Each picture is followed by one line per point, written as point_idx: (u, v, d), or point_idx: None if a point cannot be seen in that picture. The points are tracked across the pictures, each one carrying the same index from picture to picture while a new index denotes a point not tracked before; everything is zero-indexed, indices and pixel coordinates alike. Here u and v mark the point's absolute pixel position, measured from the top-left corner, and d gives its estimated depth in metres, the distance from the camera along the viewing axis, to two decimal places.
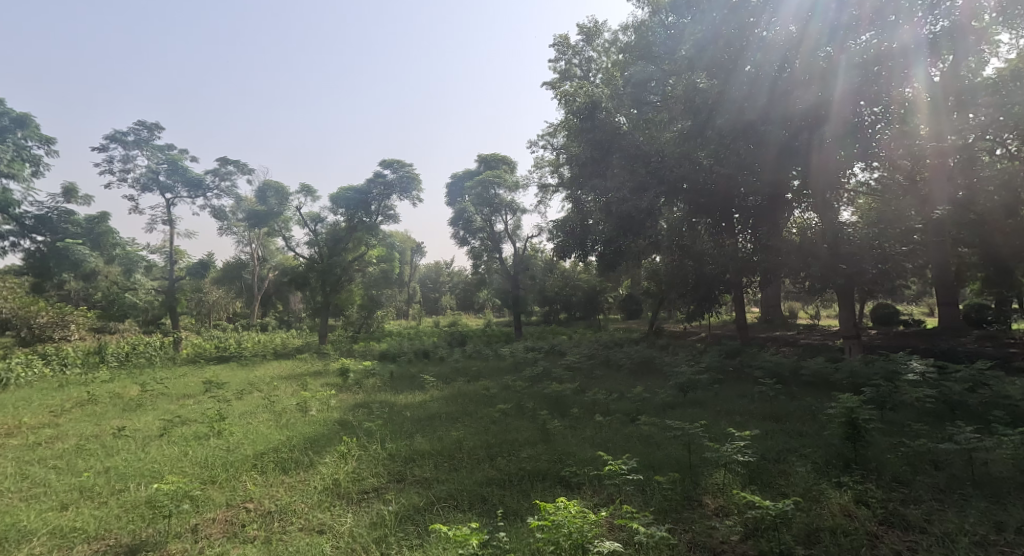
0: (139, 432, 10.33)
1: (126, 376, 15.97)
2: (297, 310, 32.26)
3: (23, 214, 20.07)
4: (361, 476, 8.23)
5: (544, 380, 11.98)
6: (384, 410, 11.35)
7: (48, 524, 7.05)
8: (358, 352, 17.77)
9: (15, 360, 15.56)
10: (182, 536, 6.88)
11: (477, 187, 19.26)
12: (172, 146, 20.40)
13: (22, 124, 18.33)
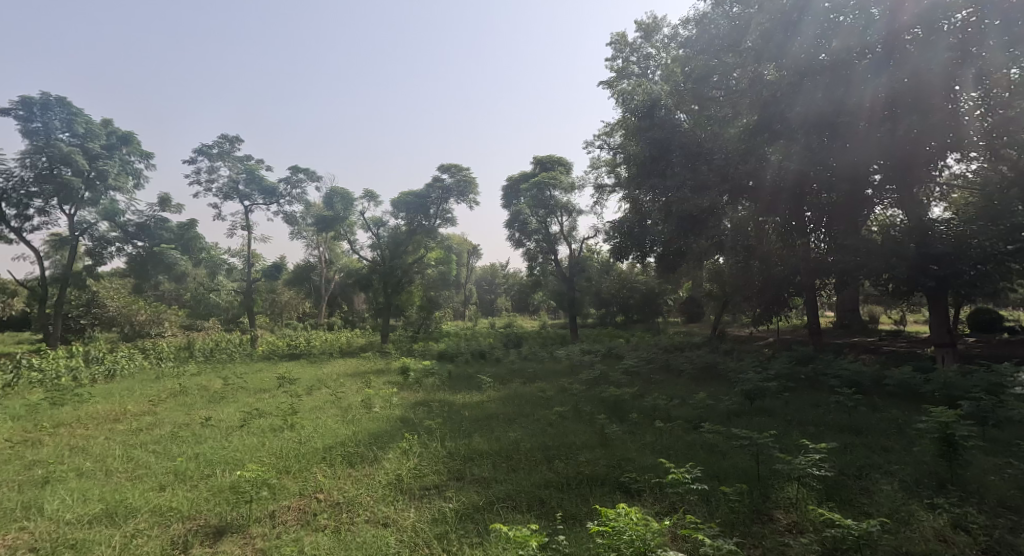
0: (224, 422, 10.89)
1: (211, 370, 16.92)
2: (360, 311, 33.25)
3: (127, 223, 21.51)
4: (422, 472, 8.35)
5: (602, 383, 11.81)
6: (443, 409, 11.46)
7: (149, 503, 7.53)
8: (417, 351, 18.06)
9: (115, 354, 16.80)
10: (261, 521, 7.22)
11: (533, 189, 19.26)
12: (250, 156, 21.47)
13: (126, 141, 19.52)
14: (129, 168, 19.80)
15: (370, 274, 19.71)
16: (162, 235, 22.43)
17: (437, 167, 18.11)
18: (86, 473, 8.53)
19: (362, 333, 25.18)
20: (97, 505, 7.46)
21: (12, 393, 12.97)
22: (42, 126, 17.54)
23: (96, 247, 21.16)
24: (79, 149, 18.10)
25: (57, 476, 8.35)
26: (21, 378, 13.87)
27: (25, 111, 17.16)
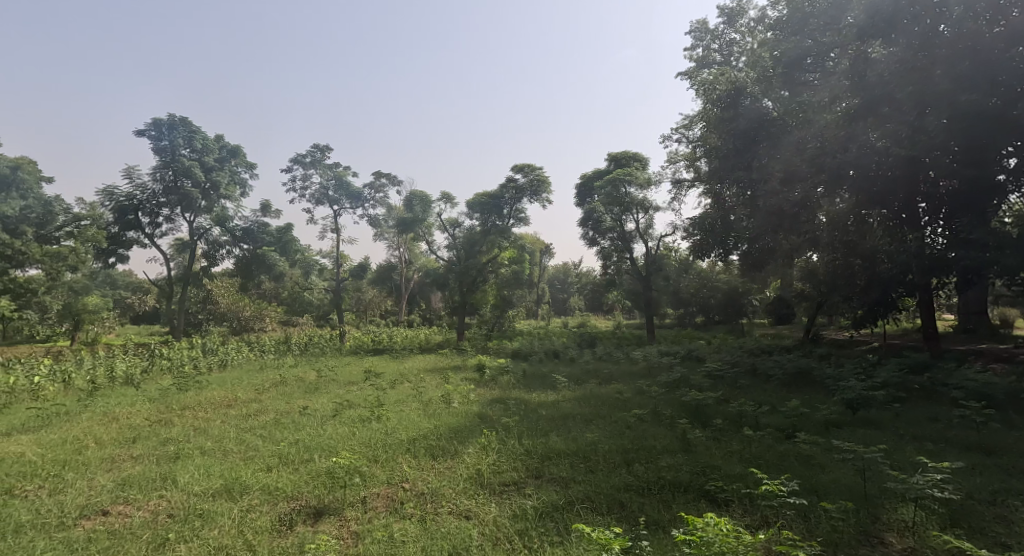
0: (317, 411, 11.43)
1: (306, 362, 17.87)
2: (436, 309, 33.99)
3: (235, 228, 23.24)
4: (501, 468, 8.44)
5: (684, 386, 11.40)
6: (520, 407, 11.46)
7: (260, 482, 8.05)
8: (492, 349, 18.19)
9: (223, 347, 18.09)
10: (354, 505, 7.53)
11: (607, 187, 18.95)
12: (339, 163, 22.51)
13: (235, 154, 22.39)
14: (235, 178, 22.61)
15: (446, 273, 20.15)
16: (263, 238, 24.13)
17: (513, 167, 18.18)
18: (207, 452, 9.22)
19: (438, 330, 25.70)
20: (216, 481, 8.06)
21: (142, 378, 14.27)
22: (170, 145, 20.25)
23: (211, 250, 23.26)
24: (197, 163, 20.85)
25: (186, 452, 9.10)
26: (149, 365, 15.25)
27: (157, 132, 19.95)
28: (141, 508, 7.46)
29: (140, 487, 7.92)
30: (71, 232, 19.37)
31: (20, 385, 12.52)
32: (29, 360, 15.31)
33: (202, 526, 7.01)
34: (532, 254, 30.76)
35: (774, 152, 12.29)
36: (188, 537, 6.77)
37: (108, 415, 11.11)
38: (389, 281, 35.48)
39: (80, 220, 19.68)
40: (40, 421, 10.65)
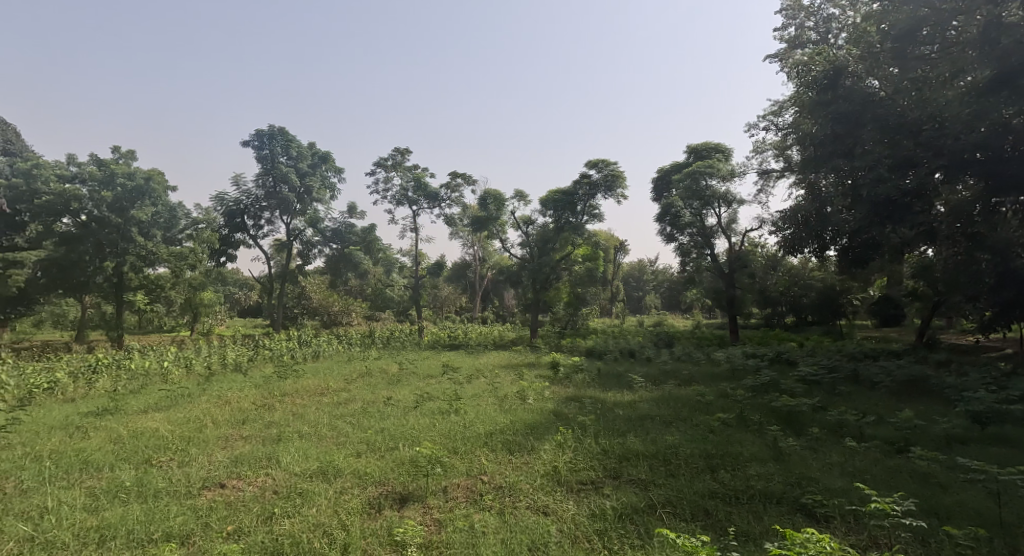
0: (400, 402, 11.72)
1: (388, 355, 18.44)
2: (509, 307, 34.13)
3: (324, 229, 24.38)
4: (578, 466, 8.36)
5: (773, 391, 10.77)
6: (595, 406, 11.24)
7: (351, 466, 8.44)
8: (566, 347, 18.04)
9: (316, 340, 19.00)
10: (436, 493, 7.77)
11: (686, 180, 18.25)
12: (418, 165, 23.05)
13: (325, 160, 23.35)
14: (326, 182, 23.63)
15: (519, 271, 20.39)
16: (350, 238, 25.10)
17: (587, 161, 17.91)
18: (304, 436, 9.69)
19: (512, 328, 25.78)
20: (311, 464, 8.50)
21: (248, 365, 15.24)
22: (269, 153, 21.72)
23: (304, 249, 24.56)
24: (294, 169, 22.08)
25: (287, 435, 9.62)
26: (254, 354, 16.29)
27: (257, 142, 21.42)
28: (251, 484, 8.01)
29: (249, 464, 8.49)
30: (191, 235, 21.90)
31: (151, 368, 13.75)
32: (152, 348, 16.77)
33: (301, 504, 7.42)
34: (606, 251, 30.22)
35: (880, 135, 11.05)
36: (290, 513, 7.19)
37: (221, 398, 11.92)
38: (464, 278, 36.01)
39: (198, 223, 22.33)
40: (167, 401, 11.59)
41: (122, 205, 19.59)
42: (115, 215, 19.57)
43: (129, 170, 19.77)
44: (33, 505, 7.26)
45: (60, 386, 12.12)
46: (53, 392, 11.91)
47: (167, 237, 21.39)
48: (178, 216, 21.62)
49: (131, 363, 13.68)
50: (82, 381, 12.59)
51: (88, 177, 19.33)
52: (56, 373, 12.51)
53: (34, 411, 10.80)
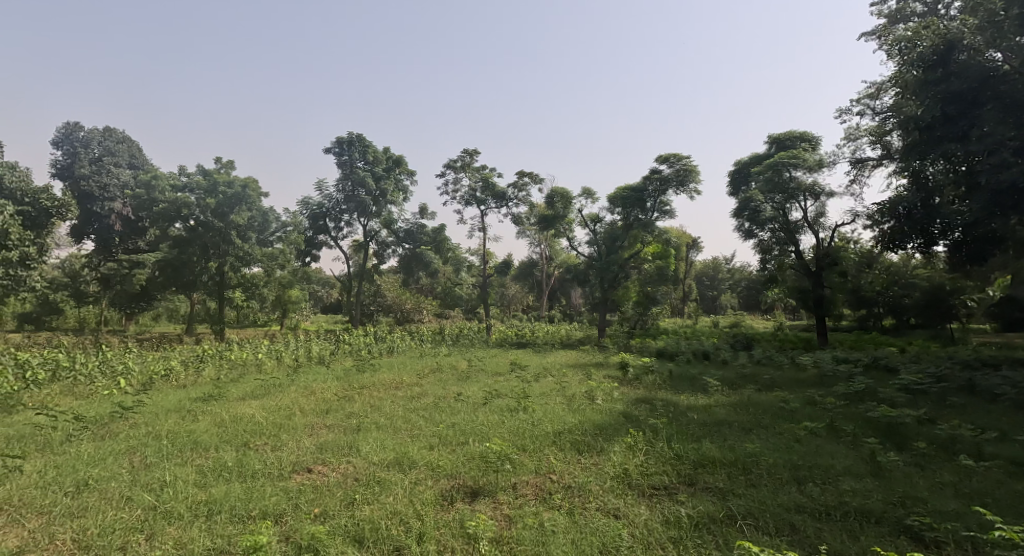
0: (470, 398, 11.74)
1: (458, 352, 18.64)
2: (576, 306, 33.75)
3: (397, 230, 24.96)
4: (649, 470, 8.07)
5: (871, 400, 10.01)
6: (666, 409, 10.81)
7: (425, 458, 8.56)
8: (635, 347, 17.60)
9: (390, 336, 19.47)
10: (505, 490, 7.75)
11: (768, 172, 17.36)
12: (485, 165, 23.17)
13: (398, 163, 23.90)
14: (400, 185, 24.13)
15: (587, 269, 20.08)
16: (421, 238, 25.62)
17: (658, 156, 17.33)
18: (380, 427, 9.87)
19: (579, 327, 25.46)
20: (388, 454, 8.69)
21: (330, 359, 15.83)
22: (348, 159, 22.64)
23: (380, 249, 25.26)
24: (370, 173, 22.81)
25: (366, 425, 9.85)
26: (336, 348, 16.87)
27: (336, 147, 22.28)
28: (335, 470, 8.29)
29: (333, 451, 8.76)
30: (281, 237, 23.05)
31: (248, 358, 14.53)
32: (244, 341, 17.74)
33: (379, 492, 7.61)
34: (678, 249, 29.23)
35: (1003, 115, 10.01)
36: (369, 500, 7.41)
37: (307, 388, 12.37)
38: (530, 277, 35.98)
39: (287, 226, 23.35)
40: (263, 390, 12.17)
41: (223, 210, 20.96)
42: (217, 220, 21.01)
43: (228, 179, 21.15)
44: (153, 478, 7.79)
45: (174, 373, 12.95)
46: (169, 377, 12.77)
47: (261, 240, 22.52)
48: (270, 219, 22.54)
49: (232, 353, 14.50)
50: (193, 369, 13.43)
51: (196, 186, 20.97)
52: (171, 361, 13.43)
53: (153, 394, 11.68)
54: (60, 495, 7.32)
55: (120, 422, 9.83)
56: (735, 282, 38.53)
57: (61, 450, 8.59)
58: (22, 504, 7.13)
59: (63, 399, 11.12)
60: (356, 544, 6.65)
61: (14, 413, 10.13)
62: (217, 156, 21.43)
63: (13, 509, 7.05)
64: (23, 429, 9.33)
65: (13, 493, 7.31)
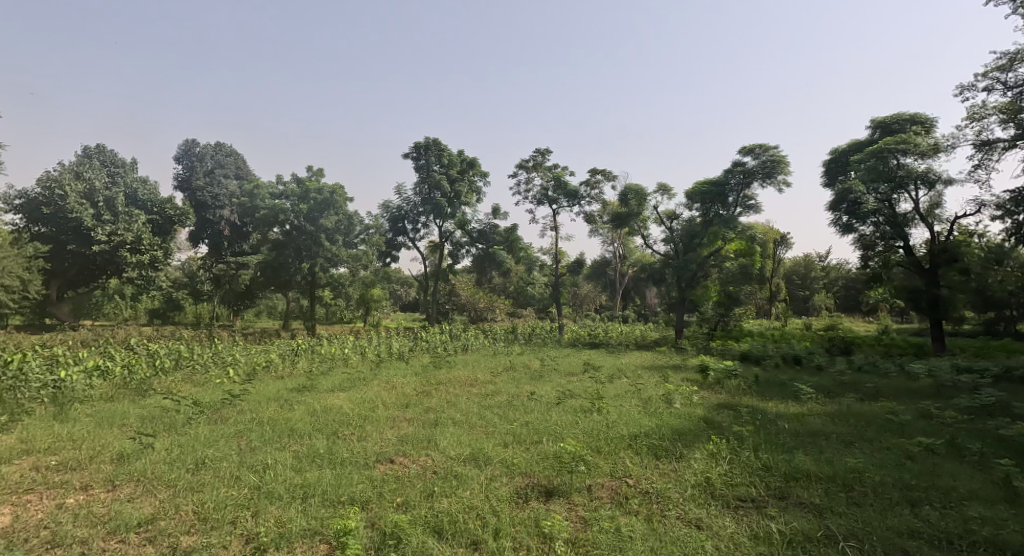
0: (543, 398, 11.53)
1: (531, 351, 18.51)
2: (652, 306, 32.72)
3: (470, 231, 25.13)
4: (734, 480, 7.63)
5: (1001, 416, 8.99)
6: (753, 416, 10.12)
7: (500, 454, 8.44)
8: (717, 349, 16.76)
9: (464, 334, 19.57)
10: (580, 491, 7.54)
11: (871, 160, 16.16)
12: (557, 164, 22.86)
13: (472, 165, 23.97)
14: (473, 187, 24.23)
15: (664, 268, 19.37)
16: (494, 238, 25.67)
17: (740, 147, 16.46)
18: (457, 422, 9.84)
19: (655, 328, 24.61)
20: (464, 449, 8.66)
21: (409, 355, 16.07)
22: (425, 163, 23.09)
23: (454, 250, 25.58)
24: (445, 176, 23.13)
25: (443, 421, 9.84)
26: (414, 345, 17.16)
27: (414, 152, 22.87)
28: (415, 462, 8.33)
29: (412, 444, 8.81)
30: (364, 239, 23.81)
31: (336, 353, 15.06)
32: (330, 337, 18.39)
33: (456, 486, 7.60)
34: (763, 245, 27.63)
35: None
36: (447, 492, 7.43)
37: (389, 383, 12.57)
38: (603, 276, 35.26)
39: (369, 229, 24.17)
40: (349, 382, 12.52)
41: (314, 214, 21.91)
42: (308, 224, 22.01)
43: (318, 185, 22.14)
44: (259, 460, 8.13)
45: (274, 364, 13.61)
46: (270, 368, 13.42)
47: (346, 242, 23.39)
48: (354, 223, 23.30)
49: (322, 348, 15.07)
50: (289, 362, 14.06)
51: (290, 193, 22.08)
52: (271, 354, 14.12)
53: (256, 383, 12.32)
54: (183, 471, 7.78)
55: (230, 408, 10.34)
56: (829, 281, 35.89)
57: (184, 431, 9.13)
58: (153, 476, 7.66)
59: (184, 385, 11.88)
60: (436, 535, 6.69)
61: (145, 397, 10.92)
62: (308, 166, 22.68)
63: (146, 481, 7.58)
64: (152, 411, 10.04)
65: (145, 467, 7.85)
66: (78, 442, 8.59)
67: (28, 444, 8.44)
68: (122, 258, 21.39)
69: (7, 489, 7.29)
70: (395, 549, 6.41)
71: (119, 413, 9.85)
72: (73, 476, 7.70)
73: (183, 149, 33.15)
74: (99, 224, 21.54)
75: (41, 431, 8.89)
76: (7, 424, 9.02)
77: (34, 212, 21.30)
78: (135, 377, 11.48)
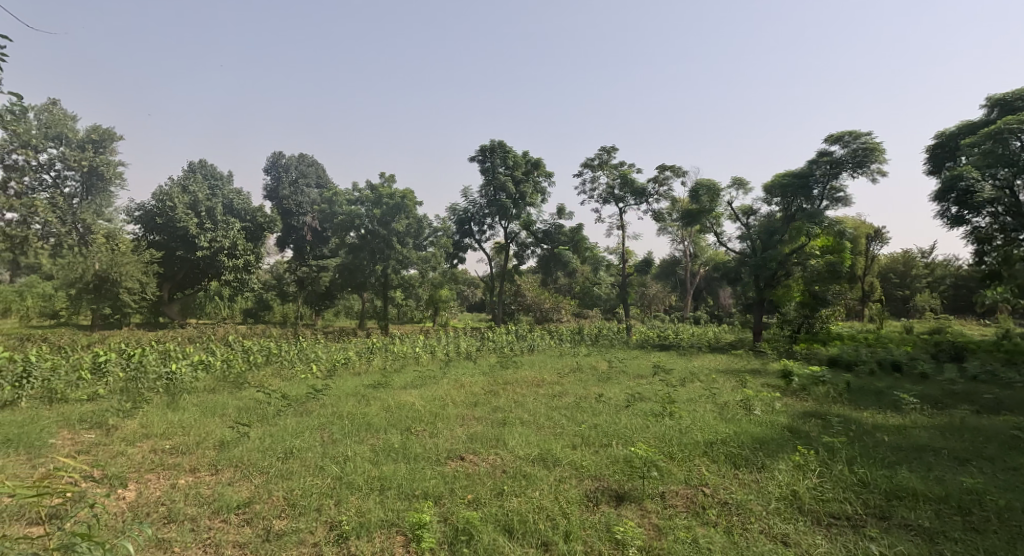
0: (611, 400, 11.10)
1: (599, 352, 18.10)
2: (726, 306, 31.36)
3: (536, 231, 24.93)
4: (825, 495, 7.13)
5: None
6: (845, 426, 9.27)
7: (569, 456, 8.15)
8: (802, 352, 15.72)
9: (531, 334, 19.40)
10: (653, 498, 7.20)
11: (987, 143, 14.44)
12: (624, 162, 22.26)
13: (537, 166, 23.74)
14: (538, 187, 23.97)
15: (739, 267, 18.44)
16: (560, 238, 25.34)
17: (826, 136, 15.39)
18: (525, 422, 9.60)
19: (728, 329, 23.58)
20: (532, 449, 8.40)
21: (477, 355, 16.00)
22: (490, 165, 23.12)
23: (519, 250, 25.48)
24: (510, 178, 23.03)
25: (511, 420, 9.63)
26: (481, 345, 17.14)
27: (481, 155, 22.95)
28: (485, 460, 8.17)
29: (481, 442, 8.64)
30: (433, 242, 24.12)
31: (408, 352, 15.20)
32: (402, 336, 18.69)
33: (526, 486, 7.40)
34: (858, 240, 25.50)
35: None
36: (517, 492, 7.24)
37: (458, 382, 12.53)
38: (673, 276, 34.20)
39: (437, 232, 24.44)
40: (421, 381, 12.53)
41: (386, 219, 22.40)
42: (382, 227, 22.43)
43: (390, 190, 22.63)
44: (340, 451, 8.21)
45: (352, 361, 13.86)
46: (348, 365, 13.64)
47: (416, 244, 23.74)
48: (423, 226, 23.73)
49: (395, 347, 15.25)
50: (365, 359, 14.30)
51: (365, 199, 22.69)
52: (348, 352, 14.41)
53: (335, 380, 12.59)
54: (275, 459, 7.96)
55: (315, 402, 10.59)
56: (932, 279, 32.79)
57: (276, 422, 9.39)
58: (249, 463, 7.87)
59: (274, 379, 12.25)
60: (507, 533, 6.55)
61: (241, 389, 11.34)
62: (381, 173, 23.22)
63: (244, 467, 7.80)
64: (248, 403, 10.41)
65: (243, 454, 8.09)
66: (186, 429, 8.98)
67: (147, 429, 8.92)
68: (221, 263, 22.88)
69: (132, 468, 7.70)
70: (467, 545, 6.31)
71: (220, 404, 10.25)
72: (184, 459, 8.04)
73: (269, 160, 35.10)
74: (201, 232, 22.84)
75: (157, 418, 9.39)
76: (129, 410, 9.65)
77: (148, 223, 22.78)
78: (232, 371, 12.00)
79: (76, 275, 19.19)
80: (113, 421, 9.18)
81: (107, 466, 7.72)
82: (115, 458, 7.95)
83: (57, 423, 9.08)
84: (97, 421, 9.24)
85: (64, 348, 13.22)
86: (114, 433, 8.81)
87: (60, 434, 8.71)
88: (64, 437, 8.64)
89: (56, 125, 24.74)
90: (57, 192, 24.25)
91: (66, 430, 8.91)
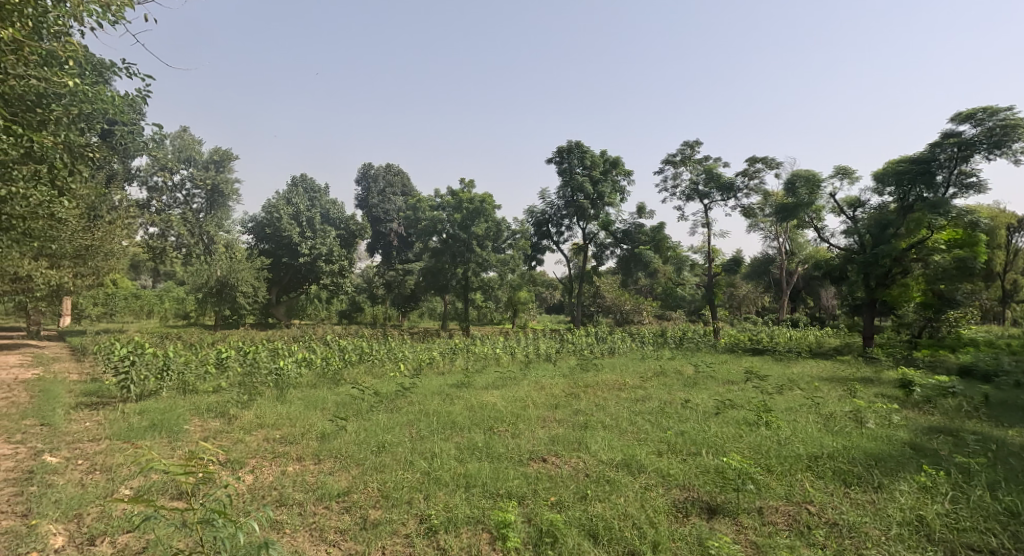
0: (701, 406, 10.29)
1: (684, 355, 17.02)
2: (828, 307, 29.09)
3: (615, 232, 24.18)
4: (960, 523, 6.12)
5: None
6: (984, 445, 7.97)
7: (655, 463, 7.51)
8: (922, 358, 14.05)
9: (613, 336, 18.77)
10: (749, 513, 6.44)
11: None
12: (709, 156, 21.06)
13: (615, 165, 22.95)
14: (617, 187, 23.18)
15: (842, 263, 16.85)
16: (639, 238, 24.52)
17: (953, 115, 13.73)
18: (608, 426, 9.03)
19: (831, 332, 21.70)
20: (616, 454, 7.83)
21: (557, 356, 15.60)
22: (568, 166, 22.62)
23: (598, 251, 24.83)
24: (588, 178, 22.38)
25: (593, 423, 9.10)
26: (561, 346, 16.72)
27: (558, 157, 22.54)
28: (567, 463, 7.70)
29: (563, 444, 8.18)
30: (512, 244, 24.12)
31: (489, 352, 15.00)
32: (483, 337, 18.83)
33: (611, 491, 6.85)
34: (993, 232, 22.59)
35: None
36: (602, 497, 6.71)
37: (539, 383, 12.14)
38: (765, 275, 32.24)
39: (516, 234, 24.27)
40: (503, 381, 12.28)
41: (466, 223, 22.46)
42: (462, 232, 22.50)
43: (470, 195, 22.67)
44: (427, 447, 8.01)
45: (436, 361, 13.80)
46: (433, 365, 13.60)
47: (495, 247, 23.71)
48: (503, 228, 23.67)
49: (477, 347, 15.13)
50: (448, 359, 14.25)
51: (446, 205, 22.91)
52: (432, 352, 14.40)
53: (422, 378, 12.56)
54: (368, 452, 7.88)
55: (403, 399, 10.54)
56: None
57: (370, 416, 9.37)
58: (346, 454, 7.83)
59: (367, 377, 12.38)
60: (593, 540, 6.05)
61: (338, 385, 11.56)
62: (462, 179, 23.33)
63: (342, 458, 7.75)
64: (344, 398, 10.54)
65: (341, 446, 8.07)
66: (292, 420, 9.13)
67: (260, 419, 9.15)
68: (320, 268, 23.82)
69: (251, 454, 7.88)
70: (553, 548, 5.89)
71: (320, 398, 10.44)
72: (291, 448, 8.11)
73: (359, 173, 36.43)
74: (303, 240, 23.93)
75: (268, 409, 9.65)
76: (246, 402, 10.00)
77: (256, 233, 24.13)
78: (330, 367, 12.22)
79: (203, 280, 20.50)
80: (232, 411, 9.51)
81: (229, 451, 7.93)
82: (236, 444, 8.18)
83: (189, 411, 9.52)
84: (220, 411, 9.62)
85: (184, 345, 14.17)
86: (234, 422, 9.10)
87: (192, 421, 9.10)
88: (195, 424, 9.01)
89: (186, 149, 27.02)
90: (187, 208, 26.11)
91: (196, 417, 9.31)
